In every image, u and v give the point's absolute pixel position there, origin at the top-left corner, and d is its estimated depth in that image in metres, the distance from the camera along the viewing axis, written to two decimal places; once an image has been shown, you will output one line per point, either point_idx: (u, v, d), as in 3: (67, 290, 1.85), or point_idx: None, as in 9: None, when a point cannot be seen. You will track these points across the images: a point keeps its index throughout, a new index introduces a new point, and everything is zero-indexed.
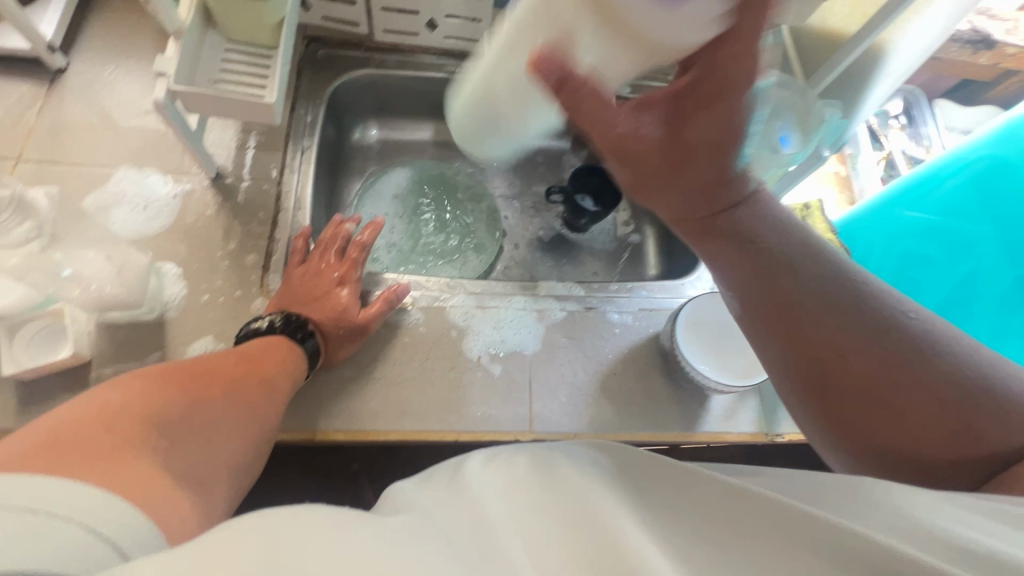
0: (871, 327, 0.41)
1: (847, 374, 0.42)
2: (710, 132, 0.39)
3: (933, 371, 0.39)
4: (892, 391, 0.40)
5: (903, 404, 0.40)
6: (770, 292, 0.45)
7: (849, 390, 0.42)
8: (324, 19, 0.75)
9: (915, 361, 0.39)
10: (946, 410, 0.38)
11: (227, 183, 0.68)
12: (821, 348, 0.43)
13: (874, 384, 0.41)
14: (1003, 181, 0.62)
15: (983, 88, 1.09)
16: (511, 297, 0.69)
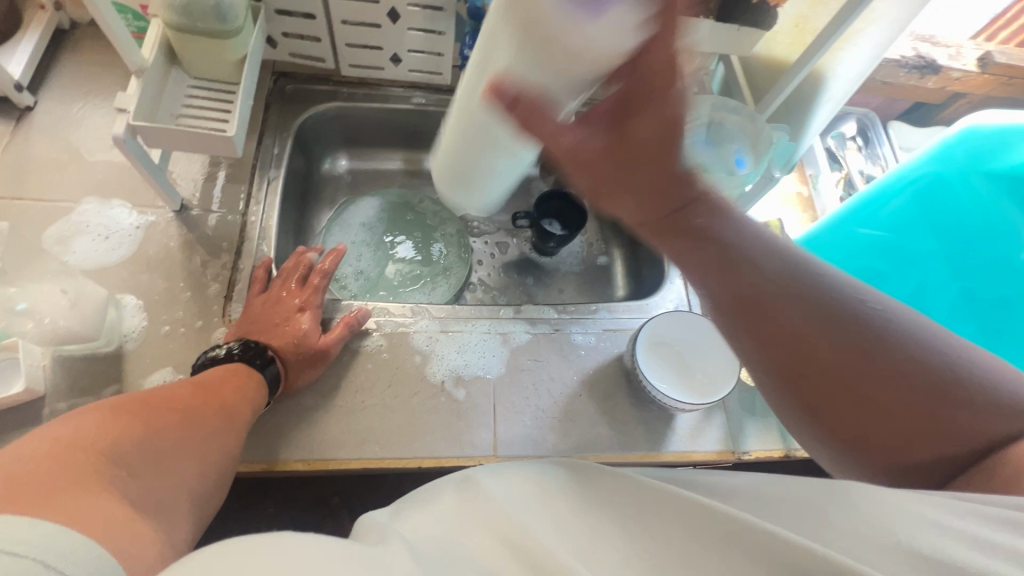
0: (856, 336, 0.39)
1: (844, 393, 0.40)
2: (647, 130, 0.40)
3: (925, 389, 0.37)
4: (887, 406, 0.38)
5: (894, 419, 0.38)
6: (744, 300, 0.43)
7: (842, 408, 0.40)
8: (291, 55, 0.77)
9: (902, 373, 0.38)
10: (940, 426, 0.37)
11: (192, 215, 0.68)
12: (806, 359, 0.41)
13: (869, 400, 0.39)
14: (944, 197, 0.64)
15: (934, 110, 1.14)
16: (475, 321, 0.69)
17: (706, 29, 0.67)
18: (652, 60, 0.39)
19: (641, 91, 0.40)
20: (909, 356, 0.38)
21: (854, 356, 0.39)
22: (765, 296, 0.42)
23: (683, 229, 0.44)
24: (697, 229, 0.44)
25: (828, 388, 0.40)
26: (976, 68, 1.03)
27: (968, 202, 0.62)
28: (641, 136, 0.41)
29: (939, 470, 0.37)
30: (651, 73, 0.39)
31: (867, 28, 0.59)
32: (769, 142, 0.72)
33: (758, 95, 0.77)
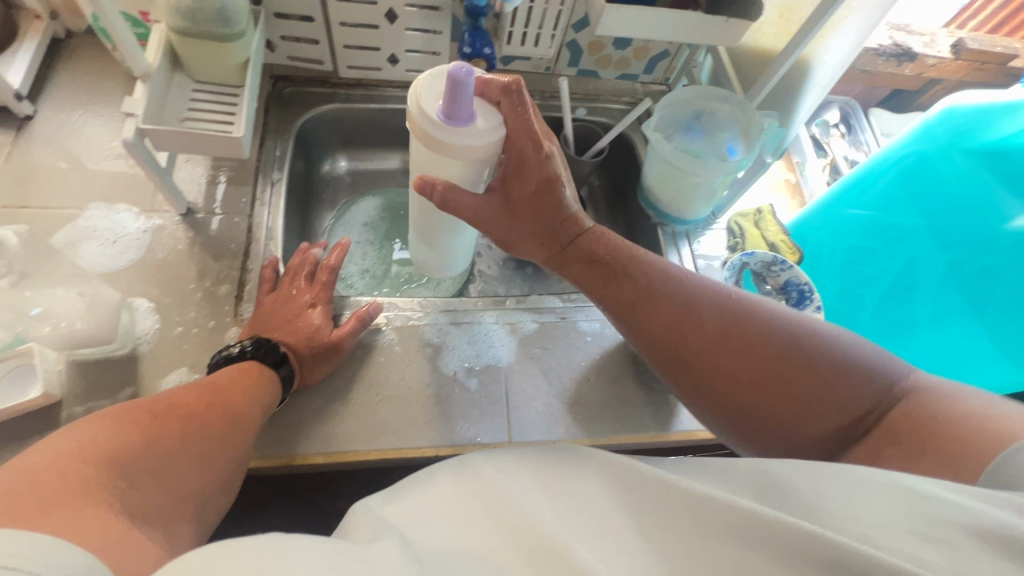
0: (720, 325, 0.52)
1: (721, 378, 0.51)
2: (523, 192, 0.53)
3: (778, 365, 0.49)
4: (750, 379, 0.50)
5: (766, 399, 0.49)
6: (623, 305, 0.55)
7: (723, 391, 0.51)
8: (289, 59, 0.78)
9: (761, 351, 0.50)
10: (801, 395, 0.48)
11: (198, 218, 0.69)
12: (687, 354, 0.52)
13: (729, 375, 0.50)
14: (927, 174, 0.67)
15: (911, 96, 1.18)
16: (483, 312, 0.71)
17: (696, 22, 0.69)
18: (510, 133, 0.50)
19: (516, 162, 0.51)
20: (759, 343, 0.50)
21: (716, 342, 0.51)
22: (683, 317, 0.53)
23: (580, 255, 0.56)
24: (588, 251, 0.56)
25: (745, 382, 0.50)
26: (950, 55, 1.08)
27: (949, 177, 0.65)
28: (469, 202, 0.51)
29: (814, 435, 0.48)
30: (525, 146, 0.50)
31: (850, 16, 0.62)
32: (761, 129, 0.74)
33: (747, 84, 0.79)
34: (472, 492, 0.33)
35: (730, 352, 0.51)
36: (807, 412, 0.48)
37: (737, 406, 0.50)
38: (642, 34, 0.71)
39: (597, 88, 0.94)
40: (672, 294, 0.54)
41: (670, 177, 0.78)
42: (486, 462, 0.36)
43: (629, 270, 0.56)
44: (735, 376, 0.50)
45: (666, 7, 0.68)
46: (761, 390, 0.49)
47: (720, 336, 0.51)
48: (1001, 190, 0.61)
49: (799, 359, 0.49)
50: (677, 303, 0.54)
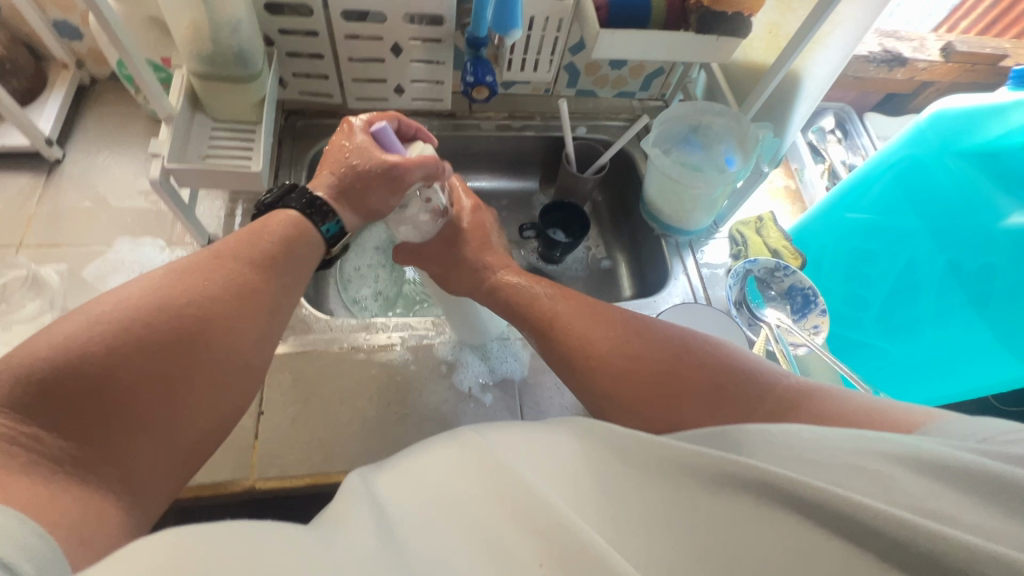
0: (624, 322, 0.54)
1: (622, 367, 0.50)
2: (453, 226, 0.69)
3: (675, 351, 0.50)
4: (647, 364, 0.49)
5: (657, 381, 0.48)
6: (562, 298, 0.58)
7: (625, 377, 0.49)
8: (300, 94, 0.82)
9: (659, 340, 0.51)
10: (694, 376, 0.47)
11: None
12: (588, 347, 0.52)
13: (635, 359, 0.50)
14: (923, 176, 0.68)
15: (905, 99, 1.20)
16: (495, 329, 0.73)
17: (687, 41, 0.72)
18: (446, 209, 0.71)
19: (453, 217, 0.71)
20: (656, 331, 0.52)
21: (619, 334, 0.52)
22: (590, 332, 0.53)
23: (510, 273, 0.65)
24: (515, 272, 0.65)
25: (637, 388, 0.48)
26: (940, 58, 1.10)
27: (945, 178, 0.66)
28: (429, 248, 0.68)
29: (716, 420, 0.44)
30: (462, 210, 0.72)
31: (835, 30, 0.64)
32: (755, 140, 0.76)
33: (740, 98, 0.82)
34: (476, 458, 0.35)
35: (622, 356, 0.51)
36: (704, 403, 0.45)
37: (623, 403, 0.48)
38: (636, 55, 0.75)
39: (596, 107, 0.97)
40: (585, 314, 0.55)
41: (670, 191, 0.80)
42: (483, 432, 0.38)
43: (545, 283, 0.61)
44: (629, 384, 0.49)
45: (658, 29, 0.71)
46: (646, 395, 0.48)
47: (609, 351, 0.51)
48: (998, 191, 0.62)
49: (686, 363, 0.48)
50: (586, 319, 0.55)
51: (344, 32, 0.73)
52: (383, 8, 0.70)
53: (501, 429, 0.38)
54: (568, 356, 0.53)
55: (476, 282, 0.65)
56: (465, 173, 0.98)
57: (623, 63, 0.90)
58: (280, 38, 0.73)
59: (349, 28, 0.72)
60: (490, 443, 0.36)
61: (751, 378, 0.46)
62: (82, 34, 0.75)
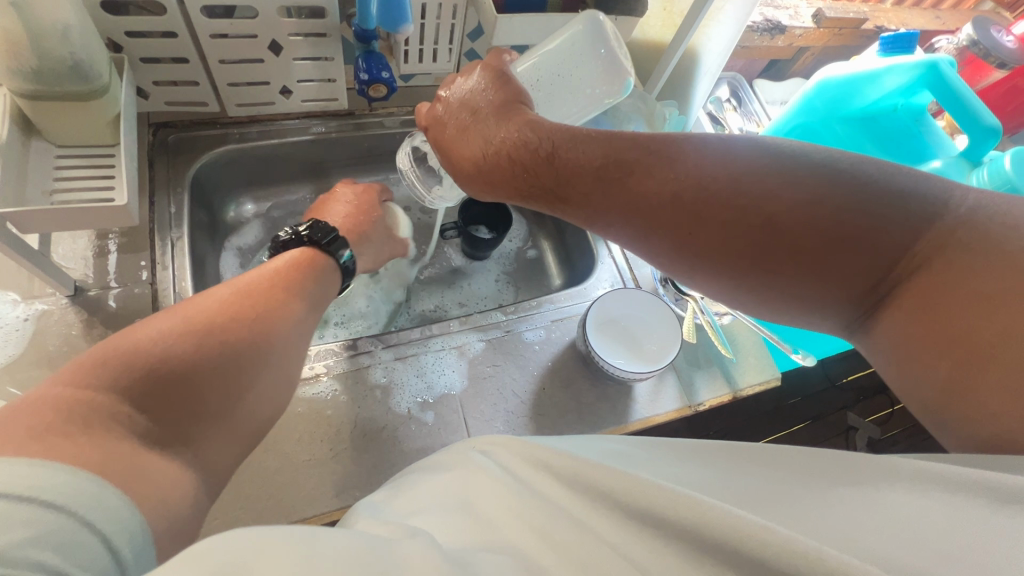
0: (710, 179, 0.40)
1: (732, 237, 0.40)
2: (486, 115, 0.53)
3: (797, 205, 0.38)
4: (764, 229, 0.39)
5: (783, 247, 0.38)
6: (619, 169, 0.44)
7: (735, 252, 0.40)
8: (167, 104, 0.71)
9: (777, 192, 0.38)
10: (826, 237, 0.37)
11: (91, 296, 0.62)
12: (676, 222, 0.42)
13: (746, 226, 0.39)
14: (816, 142, 0.72)
15: (786, 64, 1.28)
16: (428, 341, 0.69)
17: (588, 23, 0.71)
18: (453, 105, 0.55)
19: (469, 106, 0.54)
20: (765, 179, 0.39)
21: (715, 193, 0.40)
22: (672, 188, 0.42)
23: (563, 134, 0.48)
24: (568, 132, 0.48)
25: (735, 247, 0.40)
26: (813, 24, 1.18)
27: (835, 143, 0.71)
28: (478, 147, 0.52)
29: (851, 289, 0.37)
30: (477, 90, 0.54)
31: (726, 5, 0.66)
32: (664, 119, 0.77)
33: (644, 76, 0.83)
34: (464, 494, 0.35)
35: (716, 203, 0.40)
36: (839, 271, 0.37)
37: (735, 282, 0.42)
38: (539, 40, 0.72)
39: None
40: (656, 175, 0.43)
41: None
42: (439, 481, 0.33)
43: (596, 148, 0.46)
44: (729, 238, 0.40)
45: (557, 14, 0.69)
46: (753, 253, 0.40)
47: (701, 202, 0.41)
48: (882, 153, 0.68)
49: (815, 216, 0.37)
50: (665, 173, 0.42)
51: (208, 31, 0.63)
52: (251, 3, 0.62)
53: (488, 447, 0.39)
54: (655, 239, 0.43)
55: (501, 185, 0.52)
56: (375, 174, 0.92)
57: (524, 47, 0.87)
58: (128, 42, 0.62)
59: (215, 27, 0.63)
60: (474, 463, 0.36)
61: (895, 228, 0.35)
62: None
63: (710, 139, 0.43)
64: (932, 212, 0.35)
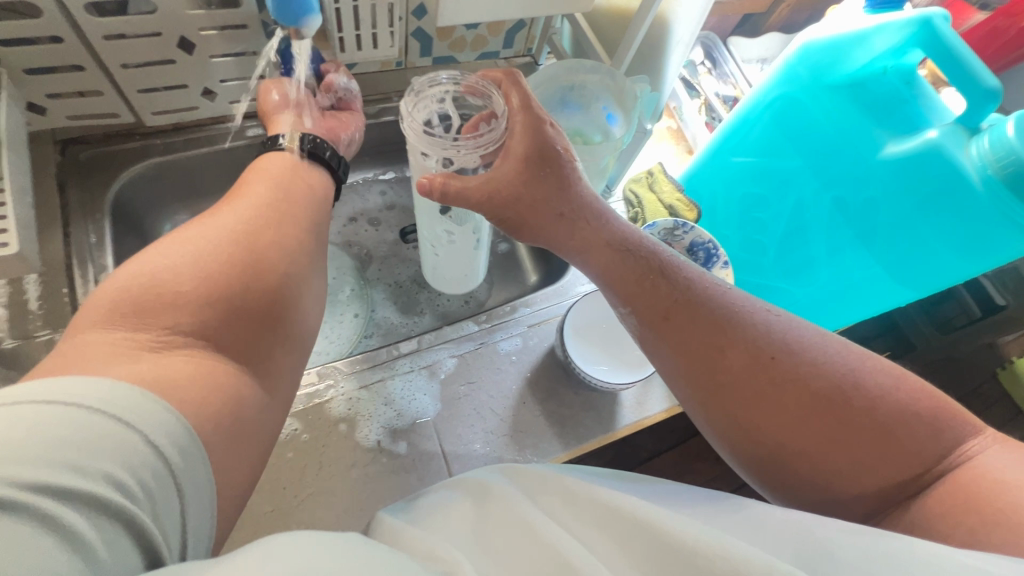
0: (766, 345, 0.43)
1: (773, 399, 0.42)
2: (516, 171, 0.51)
3: (838, 387, 0.41)
4: (806, 400, 0.41)
5: (816, 418, 0.40)
6: (670, 312, 0.46)
7: (766, 414, 0.42)
8: (71, 118, 0.63)
9: (822, 372, 0.41)
10: (856, 421, 0.40)
11: (5, 349, 0.55)
12: (721, 371, 0.44)
13: (793, 391, 0.42)
14: (799, 113, 0.67)
15: (761, 18, 1.20)
16: (395, 363, 0.64)
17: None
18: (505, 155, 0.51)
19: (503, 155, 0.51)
20: (815, 357, 0.42)
21: (772, 353, 0.43)
22: (729, 334, 0.44)
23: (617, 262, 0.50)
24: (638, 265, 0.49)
25: (785, 410, 0.41)
26: None
27: (820, 114, 0.65)
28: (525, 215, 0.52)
29: (867, 479, 0.39)
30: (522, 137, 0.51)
31: None
32: (635, 97, 0.70)
33: (610, 49, 0.75)
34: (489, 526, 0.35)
35: (773, 366, 0.43)
36: (864, 454, 0.39)
37: (758, 435, 0.43)
38: (488, 15, 0.64)
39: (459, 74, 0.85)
40: (717, 320, 0.45)
41: None
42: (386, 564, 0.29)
43: (659, 290, 0.47)
44: (778, 403, 0.42)
45: None
46: (799, 428, 0.41)
47: (763, 355, 0.43)
48: (874, 124, 0.62)
49: (858, 401, 0.40)
50: (720, 324, 0.45)
51: (99, 32, 0.54)
52: None
53: (529, 472, 0.39)
54: (694, 382, 0.45)
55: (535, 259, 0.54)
56: None
57: (477, 23, 0.78)
58: (5, 52, 0.53)
59: (108, 27, 0.54)
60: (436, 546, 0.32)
61: (938, 429, 0.39)
62: None
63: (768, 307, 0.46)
64: (958, 433, 0.39)
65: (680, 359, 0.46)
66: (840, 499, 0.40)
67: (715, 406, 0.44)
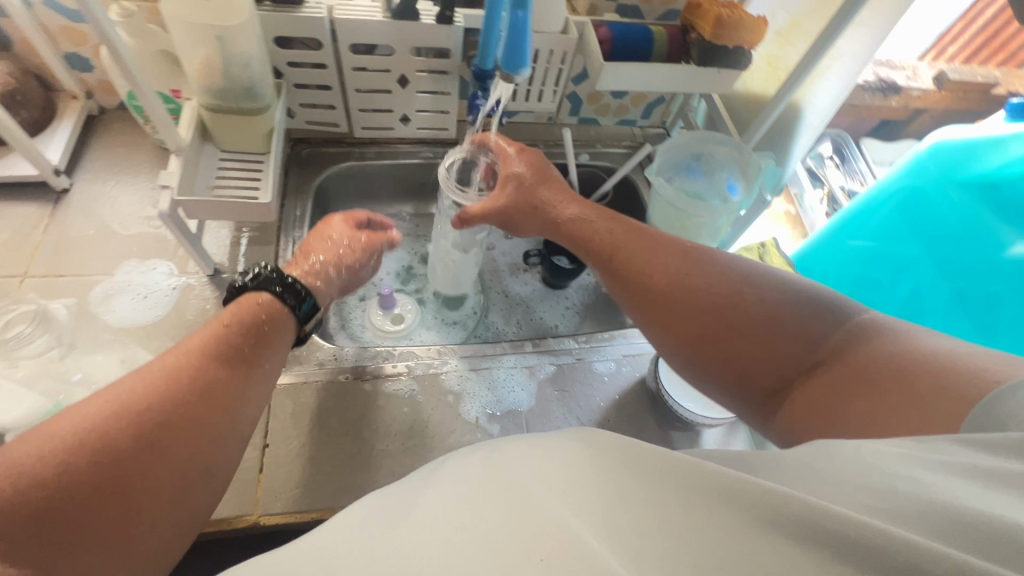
0: (676, 269, 0.53)
1: (683, 310, 0.50)
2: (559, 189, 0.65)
3: (737, 290, 0.49)
4: (708, 306, 0.49)
5: (719, 320, 0.48)
6: (609, 249, 0.57)
7: (677, 325, 0.50)
8: (307, 124, 0.83)
9: (724, 282, 0.50)
10: (756, 316, 0.47)
11: (223, 278, 0.72)
12: (643, 290, 0.53)
13: (698, 302, 0.50)
14: (924, 206, 0.69)
15: (900, 125, 1.22)
16: (502, 357, 0.73)
17: (691, 75, 0.75)
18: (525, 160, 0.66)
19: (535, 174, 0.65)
20: (716, 275, 0.51)
21: (678, 278, 0.52)
22: (654, 260, 0.54)
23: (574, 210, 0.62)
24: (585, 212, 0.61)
25: (694, 318, 0.49)
26: (933, 86, 1.13)
27: (945, 209, 0.67)
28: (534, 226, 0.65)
29: (779, 371, 0.44)
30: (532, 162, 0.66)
31: (834, 65, 0.68)
32: (759, 169, 0.77)
33: (742, 127, 0.84)
34: (471, 472, 0.34)
35: (687, 287, 0.51)
36: (767, 346, 0.45)
37: (682, 341, 0.50)
38: (639, 86, 0.76)
39: (598, 134, 0.98)
40: (648, 249, 0.55)
41: (673, 218, 0.81)
42: (486, 452, 0.36)
43: (602, 233, 0.59)
44: (690, 315, 0.50)
45: (661, 63, 0.73)
46: (705, 331, 0.48)
47: (680, 274, 0.52)
48: (1000, 222, 0.63)
49: (754, 296, 0.48)
50: (648, 254, 0.55)
51: (352, 65, 0.74)
52: (390, 44, 0.72)
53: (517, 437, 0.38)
54: (624, 301, 0.55)
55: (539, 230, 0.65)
56: None
57: (624, 93, 0.91)
58: (288, 70, 0.74)
59: (358, 61, 0.73)
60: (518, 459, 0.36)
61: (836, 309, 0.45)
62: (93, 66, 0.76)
63: (687, 247, 0.55)
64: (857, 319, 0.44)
65: (618, 290, 0.56)
66: (749, 389, 0.46)
67: (648, 319, 0.53)
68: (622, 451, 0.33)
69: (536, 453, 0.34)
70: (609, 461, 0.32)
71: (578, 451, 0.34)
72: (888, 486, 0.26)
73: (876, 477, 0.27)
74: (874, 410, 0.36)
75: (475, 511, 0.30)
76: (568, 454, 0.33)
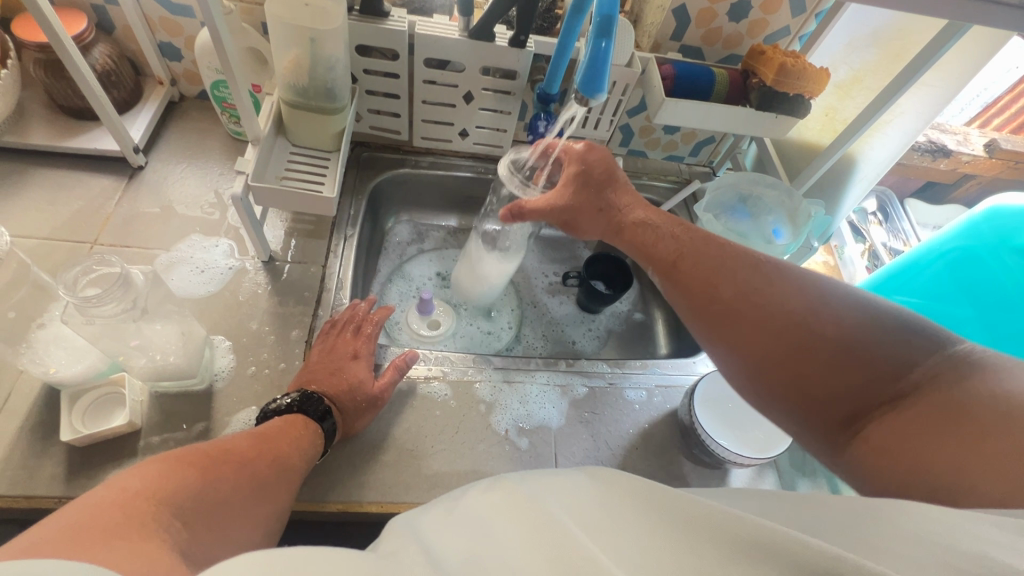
0: (744, 284, 0.54)
1: (754, 326, 0.52)
2: (624, 194, 0.67)
3: (805, 310, 0.50)
4: (776, 324, 0.51)
5: (786, 338, 0.50)
6: (675, 260, 0.59)
7: (745, 342, 0.53)
8: (370, 128, 0.87)
9: (793, 300, 0.51)
10: (822, 339, 0.48)
11: (276, 266, 0.75)
12: (711, 303, 0.56)
13: (766, 320, 0.52)
14: (976, 269, 0.69)
15: (946, 188, 1.21)
16: (535, 372, 0.73)
17: (748, 120, 0.76)
18: (592, 158, 0.66)
19: (601, 178, 0.66)
20: (785, 291, 0.52)
21: (746, 293, 0.54)
22: (722, 273, 0.56)
23: (636, 219, 0.64)
24: (648, 220, 0.63)
25: (766, 340, 0.51)
26: (984, 153, 1.12)
27: (1000, 274, 0.67)
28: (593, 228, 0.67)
29: (848, 394, 0.46)
30: (594, 161, 0.66)
31: (894, 121, 0.69)
32: (808, 217, 0.79)
33: (793, 173, 0.85)
34: (508, 502, 0.33)
35: (758, 304, 0.53)
36: (835, 370, 0.47)
37: (750, 358, 0.52)
38: (696, 124, 0.78)
39: (645, 166, 1.00)
40: (715, 263, 0.57)
41: None
42: (525, 478, 0.36)
43: (667, 242, 0.61)
44: (757, 332, 0.52)
45: (719, 103, 0.75)
46: (778, 354, 0.50)
47: (749, 289, 0.54)
48: None
49: (822, 319, 0.49)
50: (714, 265, 0.57)
51: (422, 77, 0.78)
52: (461, 61, 0.75)
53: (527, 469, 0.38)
54: (690, 312, 0.58)
55: (601, 228, 0.67)
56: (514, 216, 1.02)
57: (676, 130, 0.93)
58: (363, 77, 0.78)
59: (428, 75, 0.77)
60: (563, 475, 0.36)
61: (909, 338, 0.45)
62: (182, 56, 0.82)
63: (757, 258, 0.56)
64: (932, 347, 0.44)
65: (683, 300, 0.58)
66: (822, 410, 0.48)
67: (720, 337, 0.55)
68: (642, 489, 0.33)
69: (556, 483, 0.35)
70: (625, 496, 0.33)
71: (613, 481, 0.35)
72: (948, 541, 0.26)
73: (934, 532, 0.26)
74: (957, 455, 0.36)
75: (511, 541, 0.30)
76: (590, 492, 0.34)
